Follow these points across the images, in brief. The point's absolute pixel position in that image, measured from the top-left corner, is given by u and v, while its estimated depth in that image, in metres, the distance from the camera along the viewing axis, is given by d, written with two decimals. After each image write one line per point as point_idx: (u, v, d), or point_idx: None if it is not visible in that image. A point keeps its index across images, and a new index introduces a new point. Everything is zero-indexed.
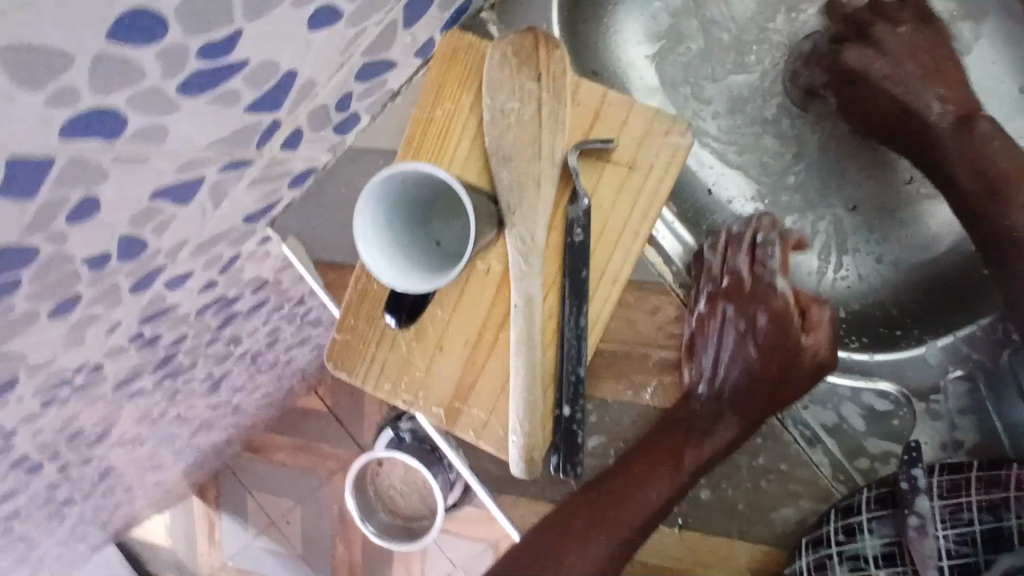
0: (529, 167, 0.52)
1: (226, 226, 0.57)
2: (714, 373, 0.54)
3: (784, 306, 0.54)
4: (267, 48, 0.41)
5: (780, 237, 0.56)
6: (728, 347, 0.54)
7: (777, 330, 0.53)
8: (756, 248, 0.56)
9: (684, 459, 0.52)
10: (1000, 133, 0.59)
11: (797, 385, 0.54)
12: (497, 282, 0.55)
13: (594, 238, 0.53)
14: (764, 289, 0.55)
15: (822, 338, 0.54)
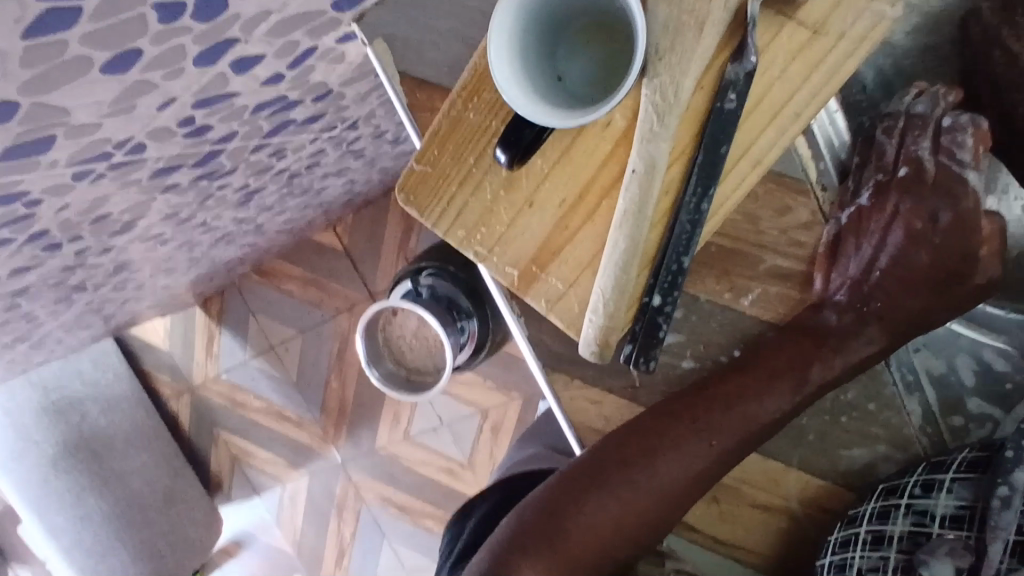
0: (696, 4, 0.42)
1: (313, 8, 0.47)
2: (867, 276, 0.50)
3: (973, 209, 0.48)
4: None
5: (975, 122, 0.48)
6: (890, 248, 0.50)
7: (952, 236, 0.49)
8: (944, 133, 0.49)
9: (812, 371, 0.50)
10: None
11: (947, 301, 0.50)
12: (616, 140, 0.48)
13: (746, 111, 0.45)
14: (937, 191, 0.49)
15: (996, 250, 0.49)
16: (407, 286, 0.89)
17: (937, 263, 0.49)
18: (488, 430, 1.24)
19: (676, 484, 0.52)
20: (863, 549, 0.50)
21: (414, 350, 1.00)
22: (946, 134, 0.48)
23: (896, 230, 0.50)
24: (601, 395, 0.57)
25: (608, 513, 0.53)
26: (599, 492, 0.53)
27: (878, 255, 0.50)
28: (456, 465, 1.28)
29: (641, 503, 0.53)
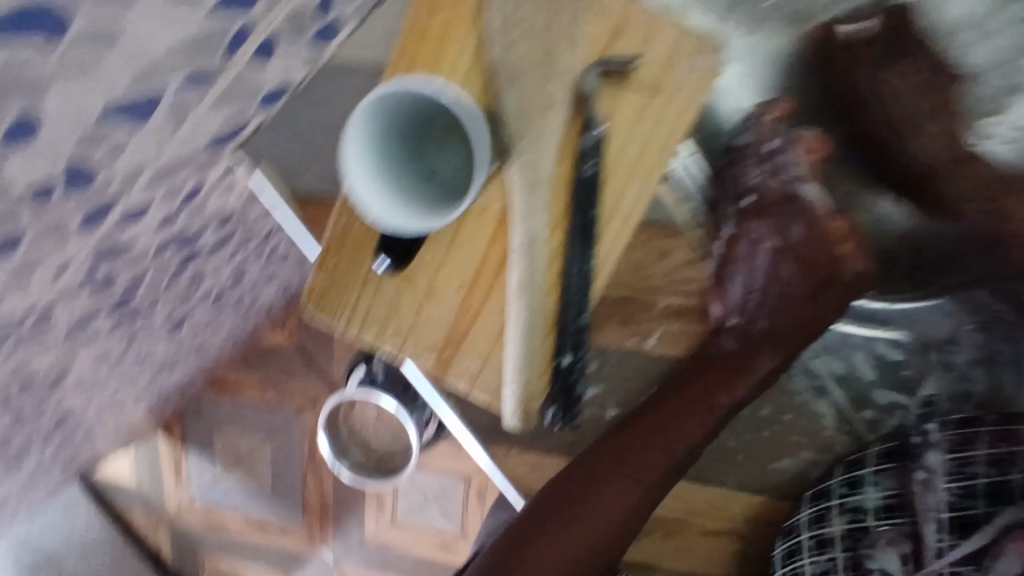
0: (538, 91, 0.46)
1: (187, 152, 0.50)
2: (747, 300, 0.53)
3: (823, 216, 0.52)
4: None
5: (795, 137, 0.50)
6: (760, 270, 0.53)
7: (810, 241, 0.52)
8: (772, 156, 0.51)
9: (720, 397, 0.49)
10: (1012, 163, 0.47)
11: (836, 301, 0.51)
12: (496, 220, 0.50)
13: (605, 176, 0.48)
14: (784, 203, 0.52)
15: (857, 244, 0.51)
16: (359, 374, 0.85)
17: (812, 267, 0.52)
18: (476, 495, 1.18)
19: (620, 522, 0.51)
20: (811, 556, 0.53)
21: (379, 434, 0.97)
22: (781, 151, 0.51)
23: (765, 245, 0.53)
24: (543, 458, 0.58)
25: (553, 560, 0.50)
26: (541, 538, 0.50)
27: (756, 271, 0.53)
28: (450, 539, 1.22)
29: (586, 545, 0.50)
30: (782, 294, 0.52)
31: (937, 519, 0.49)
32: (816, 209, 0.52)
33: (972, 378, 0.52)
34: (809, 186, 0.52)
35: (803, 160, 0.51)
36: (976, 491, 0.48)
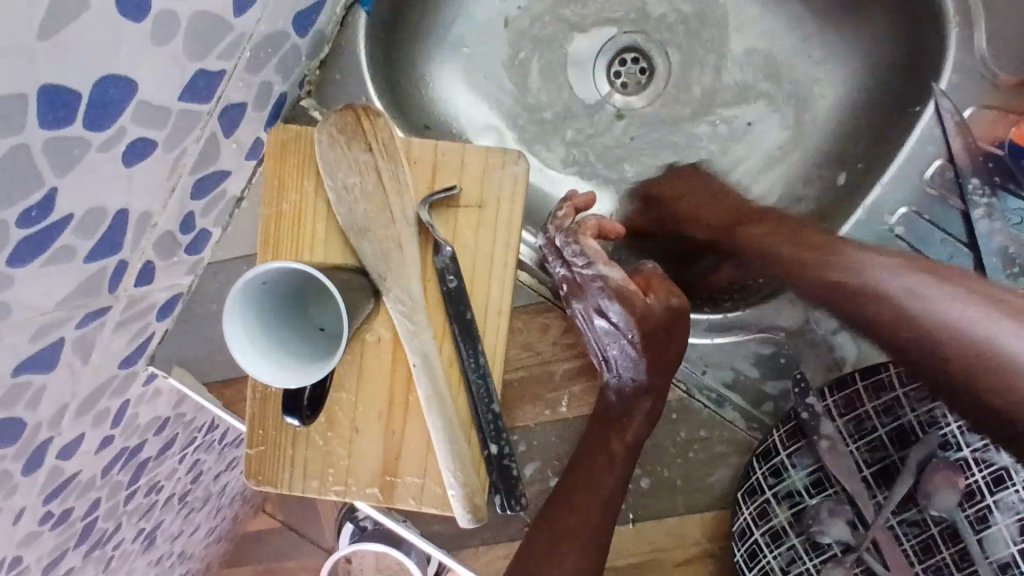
0: (387, 231, 0.53)
1: (104, 377, 0.55)
2: (608, 360, 0.55)
3: (624, 281, 0.52)
4: (89, 197, 0.41)
5: (577, 225, 0.54)
6: (602, 338, 0.54)
7: (630, 307, 0.51)
8: (562, 249, 0.54)
9: (615, 444, 0.54)
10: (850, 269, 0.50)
11: (675, 344, 0.54)
12: (392, 347, 0.57)
13: (468, 281, 0.56)
14: (591, 278, 0.53)
15: (665, 287, 0.53)
16: (348, 529, 0.88)
17: (637, 323, 0.52)
18: None
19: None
20: (772, 550, 0.56)
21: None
22: (565, 245, 0.54)
23: (595, 316, 0.53)
24: (510, 545, 0.60)
25: None
26: None
27: (604, 343, 0.54)
28: None
29: None
30: (630, 353, 0.53)
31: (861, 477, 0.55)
32: (616, 278, 0.52)
33: (841, 345, 0.60)
34: (605, 263, 0.53)
35: (590, 243, 0.53)
36: (883, 442, 0.56)
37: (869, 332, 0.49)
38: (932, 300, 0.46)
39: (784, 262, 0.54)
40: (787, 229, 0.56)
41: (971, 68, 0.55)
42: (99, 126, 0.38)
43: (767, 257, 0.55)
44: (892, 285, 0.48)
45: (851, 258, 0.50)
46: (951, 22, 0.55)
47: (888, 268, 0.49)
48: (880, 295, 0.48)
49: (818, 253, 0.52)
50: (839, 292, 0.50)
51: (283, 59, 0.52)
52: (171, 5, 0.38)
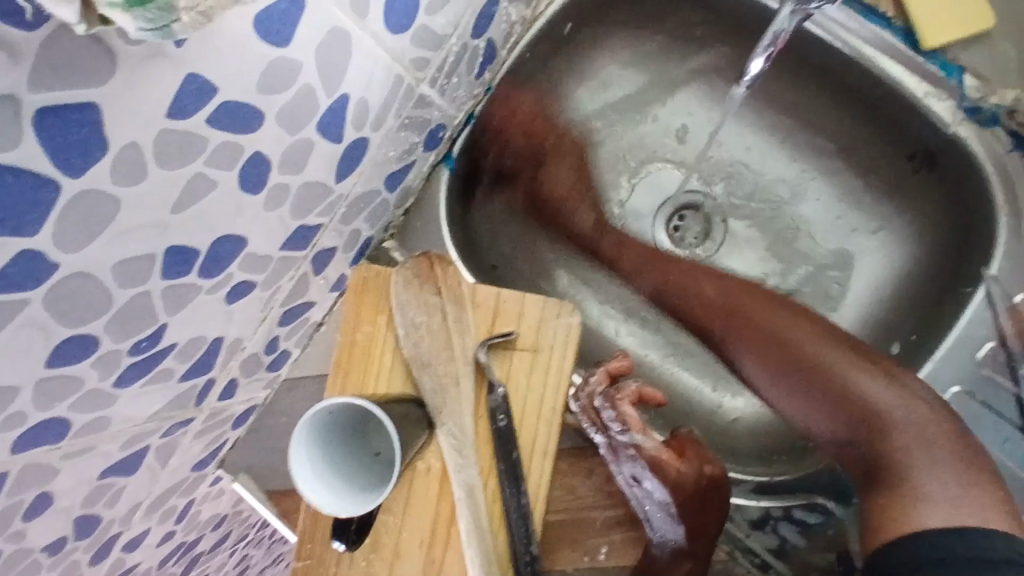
0: (448, 369, 0.57)
1: (177, 478, 0.59)
2: (648, 517, 0.55)
3: (655, 454, 0.54)
4: (191, 329, 0.48)
5: (616, 394, 0.55)
6: (641, 500, 0.55)
7: (659, 477, 0.53)
8: (596, 413, 0.56)
9: None
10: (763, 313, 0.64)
11: (712, 506, 0.55)
12: (439, 477, 0.59)
13: (517, 422, 0.59)
14: (625, 446, 0.55)
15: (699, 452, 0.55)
16: None
17: (672, 492, 0.53)
18: None
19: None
20: None
21: None
22: (602, 410, 0.55)
23: (630, 484, 0.54)
24: None
25: None
26: None
27: (644, 505, 0.55)
28: None
29: None
30: (670, 518, 0.54)
31: None
32: (651, 450, 0.54)
33: None
34: (641, 432, 0.54)
35: (627, 411, 0.55)
36: None
37: (804, 401, 0.59)
38: (887, 413, 0.56)
39: (752, 326, 0.62)
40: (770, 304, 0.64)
41: (1022, 254, 0.56)
42: (211, 274, 0.45)
43: (694, 305, 0.65)
44: (869, 388, 0.57)
45: (799, 345, 0.60)
46: (1001, 214, 0.56)
47: (836, 360, 0.59)
48: (834, 379, 0.58)
49: (794, 336, 0.61)
50: (825, 374, 0.59)
51: (373, 211, 0.60)
52: (284, 179, 0.45)
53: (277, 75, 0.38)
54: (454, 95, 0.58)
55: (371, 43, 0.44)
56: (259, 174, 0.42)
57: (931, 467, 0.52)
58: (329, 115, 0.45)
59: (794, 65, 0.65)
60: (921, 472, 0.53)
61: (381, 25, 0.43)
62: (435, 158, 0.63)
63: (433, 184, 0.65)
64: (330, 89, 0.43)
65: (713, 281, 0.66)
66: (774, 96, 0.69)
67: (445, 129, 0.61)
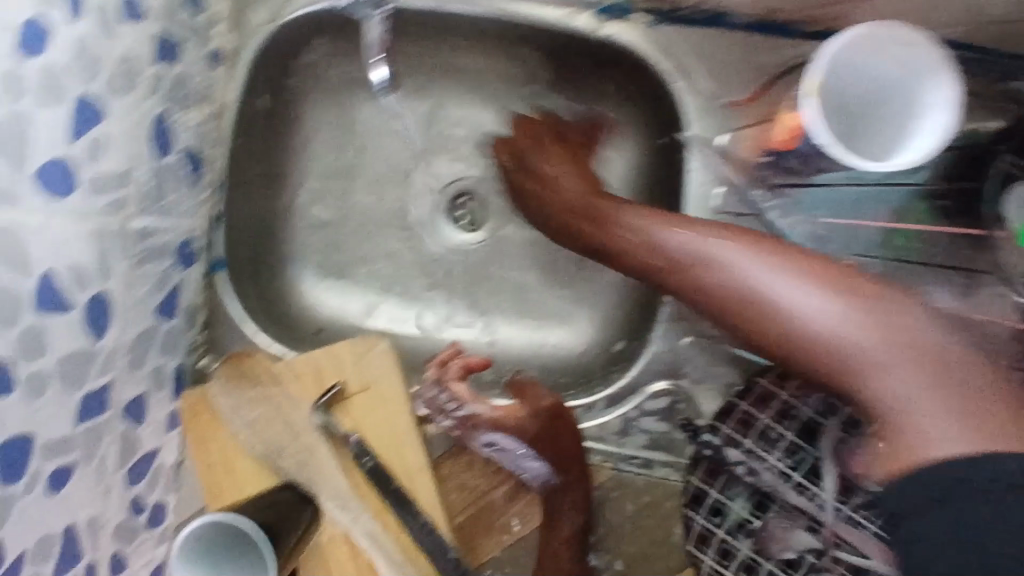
0: (299, 444, 0.61)
1: None
2: (525, 466, 0.59)
3: (496, 413, 0.57)
4: (31, 533, 0.49)
5: (442, 378, 0.59)
6: (512, 455, 0.59)
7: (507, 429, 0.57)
8: (436, 403, 0.59)
9: (563, 531, 0.58)
10: (636, 229, 0.55)
11: (572, 437, 0.58)
12: (344, 540, 0.61)
13: (383, 457, 0.62)
14: (467, 419, 0.58)
15: (532, 390, 0.59)
16: None
17: (521, 436, 0.57)
18: None
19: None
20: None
21: None
22: (438, 395, 0.59)
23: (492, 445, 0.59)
24: None
25: None
26: None
27: (517, 458, 0.59)
28: None
29: None
30: (535, 459, 0.58)
31: (790, 483, 0.56)
32: (487, 411, 0.58)
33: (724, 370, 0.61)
34: (473, 400, 0.58)
35: (456, 385, 0.58)
36: (798, 445, 0.57)
37: (807, 296, 0.47)
38: (859, 344, 0.45)
39: (669, 266, 0.53)
40: (824, 310, 0.46)
41: (710, 104, 0.62)
42: (12, 480, 0.47)
43: (636, 260, 0.56)
44: (852, 331, 0.45)
45: (756, 284, 0.49)
46: (674, 77, 0.62)
47: (812, 304, 0.47)
48: (845, 347, 0.46)
49: (744, 324, 0.50)
50: (775, 321, 0.48)
51: (163, 343, 0.62)
52: (33, 366, 0.47)
53: None
54: (180, 209, 0.61)
55: (42, 217, 0.46)
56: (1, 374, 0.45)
57: (927, 422, 0.42)
58: (41, 292, 0.47)
59: (450, 41, 0.70)
60: (911, 417, 0.43)
61: (40, 197, 0.46)
62: (202, 269, 0.66)
63: (213, 290, 0.67)
64: (24, 270, 0.45)
65: (638, 243, 0.55)
66: (457, 68, 0.72)
67: (193, 241, 0.64)
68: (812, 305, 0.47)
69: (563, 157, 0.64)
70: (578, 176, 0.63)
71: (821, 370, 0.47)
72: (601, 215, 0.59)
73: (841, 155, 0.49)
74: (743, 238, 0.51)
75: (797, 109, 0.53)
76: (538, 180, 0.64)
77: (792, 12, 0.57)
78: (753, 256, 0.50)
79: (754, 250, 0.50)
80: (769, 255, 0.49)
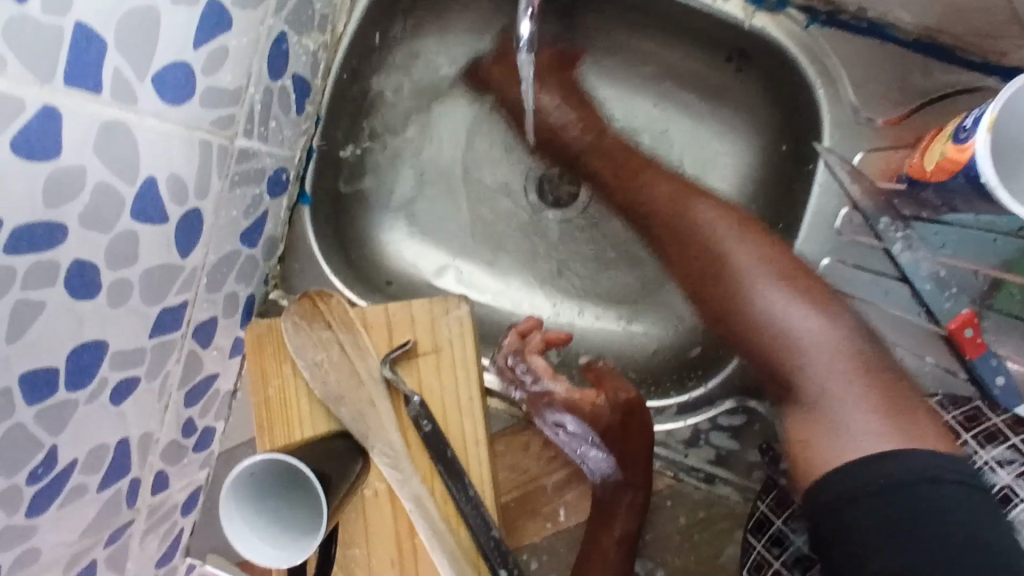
0: (359, 395, 0.59)
1: None
2: (585, 457, 0.60)
3: (570, 397, 0.59)
4: (89, 440, 0.49)
5: (521, 349, 0.60)
6: (573, 442, 0.60)
7: (577, 414, 0.58)
8: (509, 373, 0.61)
9: (617, 531, 0.57)
10: (701, 220, 0.60)
11: (642, 437, 0.57)
12: (389, 498, 0.61)
13: (442, 422, 0.60)
14: (540, 395, 0.59)
15: (613, 378, 0.59)
16: None
17: (593, 426, 0.58)
18: None
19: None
20: None
21: None
22: (516, 366, 0.60)
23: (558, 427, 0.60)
24: None
25: None
26: None
27: (576, 447, 0.60)
28: None
29: None
30: (599, 451, 0.59)
31: None
32: (566, 393, 0.59)
33: None
34: (550, 378, 0.59)
35: (535, 360, 0.60)
36: None
37: (804, 315, 0.54)
38: (810, 347, 0.53)
39: (695, 281, 0.61)
40: (796, 317, 0.54)
41: (847, 119, 0.58)
42: (82, 385, 0.46)
43: (683, 276, 0.62)
44: (814, 331, 0.53)
45: (759, 294, 0.56)
46: (817, 83, 0.58)
47: (800, 311, 0.54)
48: (807, 360, 0.53)
49: (733, 277, 0.57)
50: (761, 330, 0.56)
51: (242, 270, 0.61)
52: (120, 274, 0.46)
53: (62, 185, 0.39)
54: (280, 136, 0.59)
55: (155, 124, 0.44)
56: (89, 279, 0.43)
57: (853, 415, 0.50)
58: (139, 201, 0.45)
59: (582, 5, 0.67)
60: (844, 418, 0.50)
61: (156, 103, 0.44)
62: (290, 201, 0.64)
63: (297, 225, 0.66)
64: (128, 177, 0.43)
65: (696, 238, 0.60)
66: (578, 36, 0.69)
67: (287, 171, 0.62)
68: (813, 327, 0.53)
69: (629, 154, 0.66)
70: (618, 167, 0.66)
71: (788, 380, 0.54)
72: (640, 171, 0.65)
73: (1005, 200, 0.44)
74: (779, 258, 0.57)
75: (958, 142, 0.48)
76: (603, 176, 0.67)
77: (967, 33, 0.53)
78: (792, 296, 0.55)
79: (777, 268, 0.56)
80: (810, 299, 0.54)
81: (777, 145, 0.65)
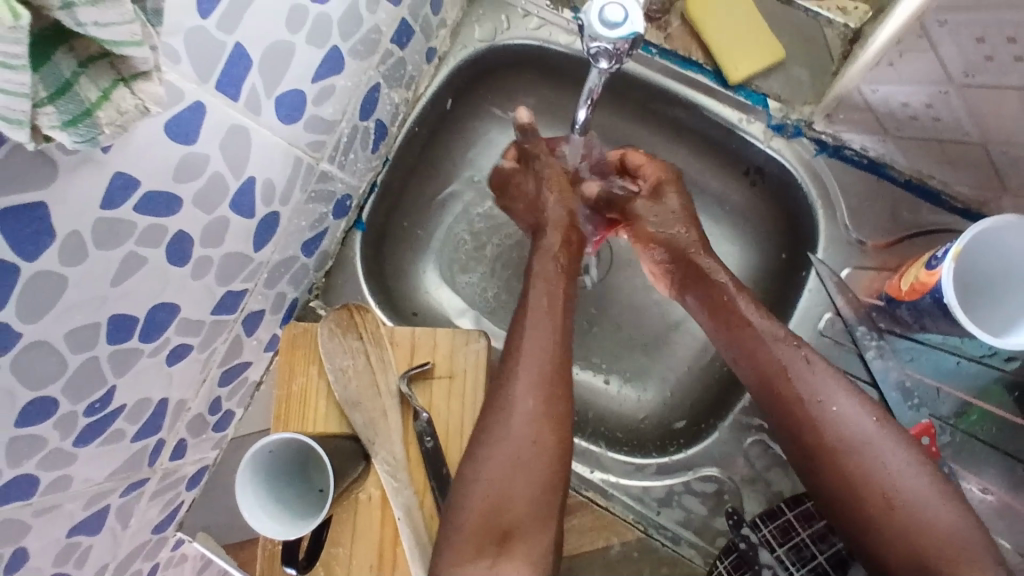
0: (375, 404, 0.65)
1: (140, 540, 0.64)
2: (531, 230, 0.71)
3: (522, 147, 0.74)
4: (139, 391, 0.55)
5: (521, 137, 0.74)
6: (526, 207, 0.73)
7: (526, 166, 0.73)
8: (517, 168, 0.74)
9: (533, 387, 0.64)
10: (770, 321, 0.61)
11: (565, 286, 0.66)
12: (380, 504, 0.65)
13: (442, 442, 0.66)
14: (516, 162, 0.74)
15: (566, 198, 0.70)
16: None
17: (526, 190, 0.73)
18: None
19: (523, 464, 0.55)
20: None
21: None
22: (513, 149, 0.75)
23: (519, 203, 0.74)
24: None
25: None
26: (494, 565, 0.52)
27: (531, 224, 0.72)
28: None
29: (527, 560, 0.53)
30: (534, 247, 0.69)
31: None
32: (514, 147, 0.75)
33: (776, 480, 0.65)
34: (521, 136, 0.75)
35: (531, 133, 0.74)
36: (824, 568, 0.58)
37: (903, 465, 0.52)
38: (925, 505, 0.50)
39: (792, 404, 0.57)
40: (908, 471, 0.51)
41: (839, 239, 0.67)
42: (150, 338, 0.53)
43: (762, 388, 0.59)
44: (944, 510, 0.50)
45: (869, 443, 0.53)
46: (818, 205, 0.68)
47: (904, 464, 0.52)
48: (904, 495, 0.51)
49: (835, 429, 0.54)
50: (875, 486, 0.52)
51: (294, 275, 0.68)
52: (206, 252, 0.54)
53: (188, 167, 0.47)
54: (354, 168, 0.69)
55: (267, 133, 0.53)
56: (183, 248, 0.51)
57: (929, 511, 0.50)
58: (239, 195, 0.54)
59: (625, 107, 0.78)
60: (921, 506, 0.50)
61: (272, 117, 0.53)
62: (347, 225, 0.73)
63: (348, 247, 0.74)
64: (236, 172, 0.52)
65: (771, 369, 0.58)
66: (621, 134, 0.80)
67: (351, 198, 0.71)
68: (912, 478, 0.51)
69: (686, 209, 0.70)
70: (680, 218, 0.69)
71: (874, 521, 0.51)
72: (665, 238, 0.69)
73: (962, 319, 0.52)
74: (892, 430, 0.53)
75: (930, 268, 0.56)
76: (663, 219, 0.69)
77: (948, 186, 0.63)
78: (900, 445, 0.52)
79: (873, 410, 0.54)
80: (913, 459, 0.52)
81: (778, 252, 0.75)
